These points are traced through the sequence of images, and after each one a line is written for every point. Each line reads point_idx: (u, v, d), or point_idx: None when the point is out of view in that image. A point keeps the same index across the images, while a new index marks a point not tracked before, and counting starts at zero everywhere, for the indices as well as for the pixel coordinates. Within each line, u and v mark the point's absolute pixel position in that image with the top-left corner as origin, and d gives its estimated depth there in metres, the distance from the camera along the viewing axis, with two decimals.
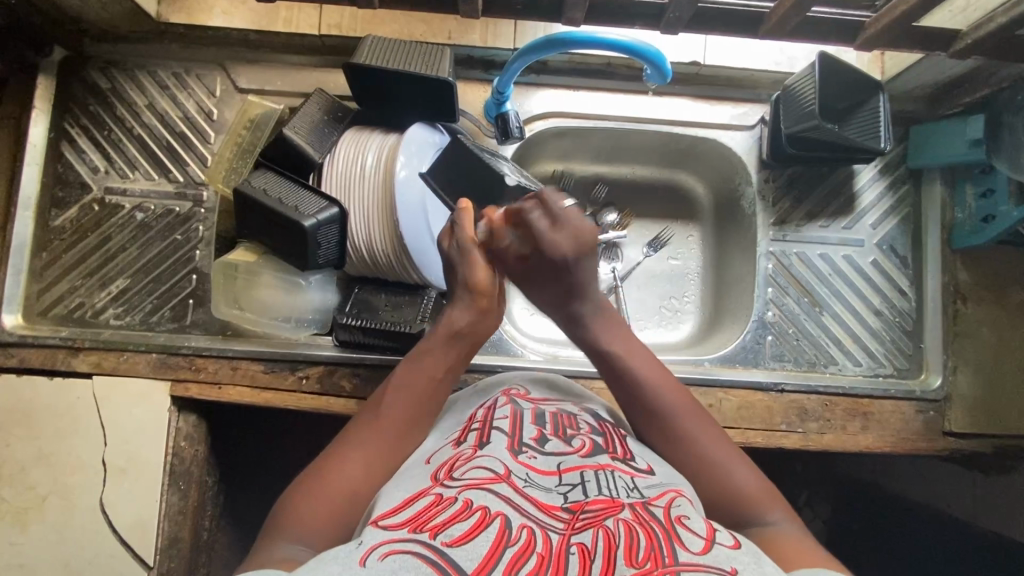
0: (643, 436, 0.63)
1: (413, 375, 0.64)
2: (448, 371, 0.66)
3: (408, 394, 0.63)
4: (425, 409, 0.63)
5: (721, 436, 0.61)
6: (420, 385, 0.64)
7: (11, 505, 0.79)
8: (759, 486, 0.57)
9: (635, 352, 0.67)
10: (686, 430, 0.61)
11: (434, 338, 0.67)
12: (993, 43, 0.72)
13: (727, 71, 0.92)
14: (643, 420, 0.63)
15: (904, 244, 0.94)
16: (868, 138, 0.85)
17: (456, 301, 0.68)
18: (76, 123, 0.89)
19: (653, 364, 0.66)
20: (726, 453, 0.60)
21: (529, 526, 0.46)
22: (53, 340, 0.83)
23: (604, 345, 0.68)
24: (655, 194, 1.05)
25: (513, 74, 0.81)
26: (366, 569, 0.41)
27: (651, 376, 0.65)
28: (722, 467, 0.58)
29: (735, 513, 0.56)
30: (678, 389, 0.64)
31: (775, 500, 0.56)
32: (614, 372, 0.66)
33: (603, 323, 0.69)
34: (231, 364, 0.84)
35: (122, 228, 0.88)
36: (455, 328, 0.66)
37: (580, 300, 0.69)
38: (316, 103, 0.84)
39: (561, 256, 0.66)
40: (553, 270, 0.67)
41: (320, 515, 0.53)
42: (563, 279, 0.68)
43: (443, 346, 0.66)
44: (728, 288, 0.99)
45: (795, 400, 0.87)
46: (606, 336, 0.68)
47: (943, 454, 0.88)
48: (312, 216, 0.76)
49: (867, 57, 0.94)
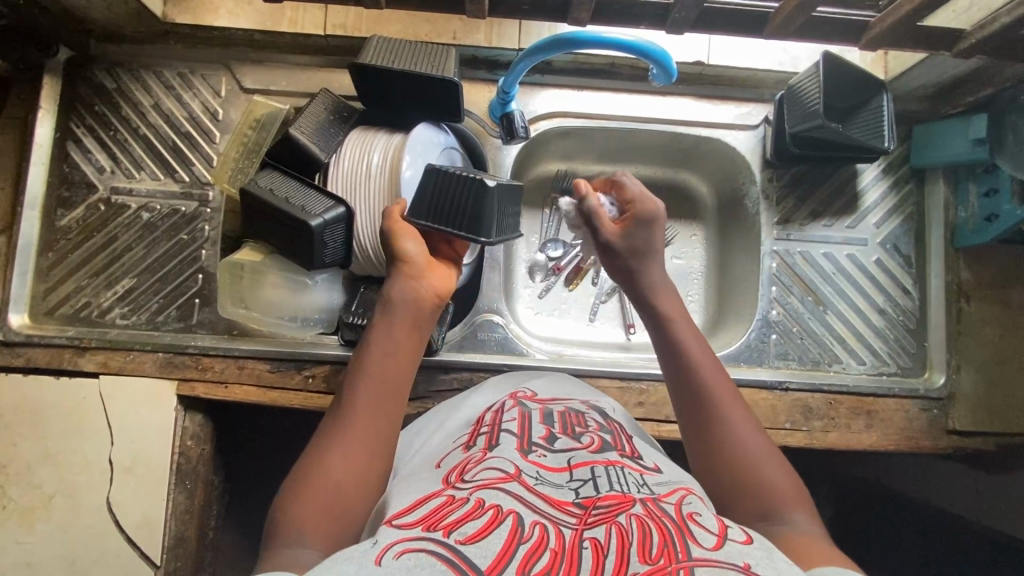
0: (684, 418, 0.63)
1: (372, 361, 0.62)
2: (405, 347, 0.64)
3: (371, 380, 0.61)
4: (395, 392, 0.62)
5: (760, 433, 0.60)
6: (384, 369, 0.62)
7: (18, 504, 0.79)
8: (789, 484, 0.56)
9: (687, 328, 0.67)
10: (723, 410, 0.61)
11: (381, 316, 0.65)
12: (998, 42, 0.73)
13: (731, 71, 0.93)
14: (684, 395, 0.63)
15: (908, 242, 0.94)
16: (873, 137, 0.86)
17: (394, 276, 0.67)
18: (81, 123, 0.89)
19: (704, 346, 0.66)
20: (758, 439, 0.59)
21: (541, 522, 0.47)
22: (59, 340, 0.84)
23: (664, 314, 0.68)
24: (658, 193, 1.05)
25: (519, 74, 0.81)
26: (382, 567, 0.41)
27: (701, 357, 0.65)
28: (753, 450, 0.58)
29: (760, 508, 0.55)
30: (721, 371, 0.64)
31: (801, 503, 0.55)
32: (666, 346, 0.66)
33: (665, 296, 0.70)
34: (237, 363, 0.85)
35: (128, 228, 0.88)
36: (393, 300, 0.65)
37: (652, 266, 0.72)
38: (322, 103, 0.84)
39: (652, 212, 0.73)
40: (644, 224, 0.72)
41: (316, 520, 0.53)
42: (648, 236, 0.72)
43: (386, 322, 0.64)
44: (732, 287, 0.99)
45: (799, 398, 0.88)
46: (667, 308, 0.69)
47: (946, 451, 0.89)
48: (318, 216, 0.76)
49: (870, 57, 0.94)
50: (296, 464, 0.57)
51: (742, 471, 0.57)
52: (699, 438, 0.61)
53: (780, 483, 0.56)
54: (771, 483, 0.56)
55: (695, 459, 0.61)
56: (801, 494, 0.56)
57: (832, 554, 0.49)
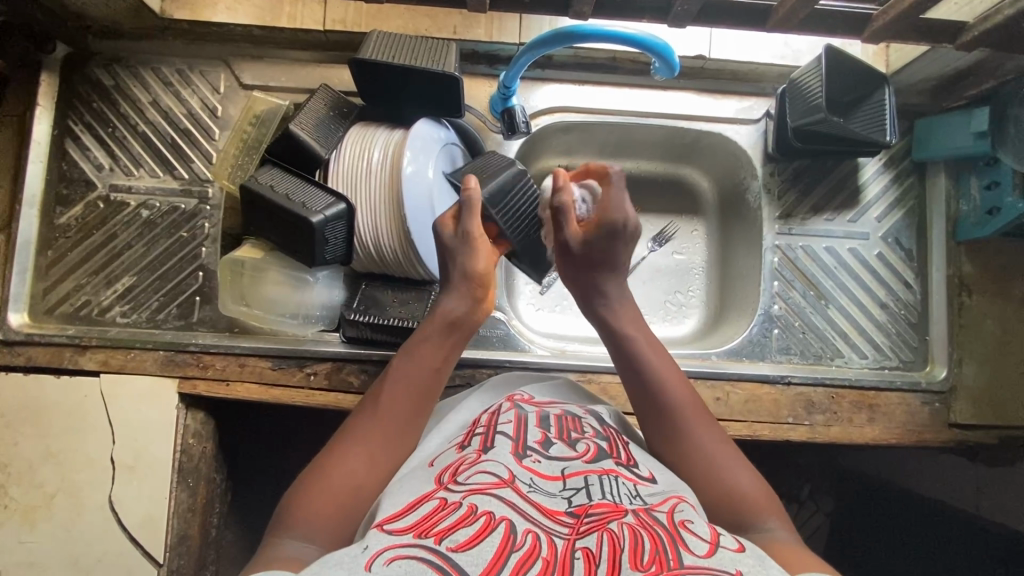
0: (647, 425, 0.64)
1: (411, 368, 0.64)
2: (445, 360, 0.66)
3: (408, 387, 0.63)
4: (423, 402, 0.64)
5: (723, 438, 0.62)
6: (421, 379, 0.64)
7: (21, 503, 0.79)
8: (759, 492, 0.57)
9: (650, 344, 0.68)
10: (689, 422, 0.62)
11: (429, 325, 0.67)
12: (1000, 35, 0.72)
13: (732, 65, 0.92)
14: (651, 408, 0.64)
15: (910, 237, 0.94)
16: (874, 130, 0.85)
17: (450, 288, 0.69)
18: (79, 120, 0.89)
19: (665, 355, 0.67)
20: (726, 449, 0.60)
21: (533, 531, 0.47)
22: (60, 338, 0.83)
23: (621, 330, 0.69)
24: (660, 188, 1.05)
25: (520, 68, 0.81)
26: (372, 573, 0.41)
27: (664, 365, 0.66)
28: (722, 461, 0.59)
29: (733, 515, 0.56)
30: (686, 384, 0.65)
31: (773, 509, 0.56)
32: (626, 355, 0.67)
33: (624, 312, 0.70)
34: (239, 361, 0.84)
35: (128, 226, 0.88)
36: (451, 317, 0.67)
37: (612, 279, 0.71)
38: (322, 99, 0.84)
39: (624, 221, 0.70)
40: (607, 237, 0.70)
41: (319, 521, 0.53)
42: (611, 249, 0.70)
43: (439, 335, 0.67)
44: (733, 281, 0.99)
45: (802, 392, 0.88)
46: (623, 319, 0.70)
47: (948, 445, 0.89)
48: (319, 212, 0.76)
49: (872, 50, 0.93)
50: (316, 456, 0.58)
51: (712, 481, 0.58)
52: (670, 450, 0.61)
53: (755, 492, 0.57)
54: (743, 491, 0.57)
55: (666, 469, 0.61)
56: (776, 505, 0.57)
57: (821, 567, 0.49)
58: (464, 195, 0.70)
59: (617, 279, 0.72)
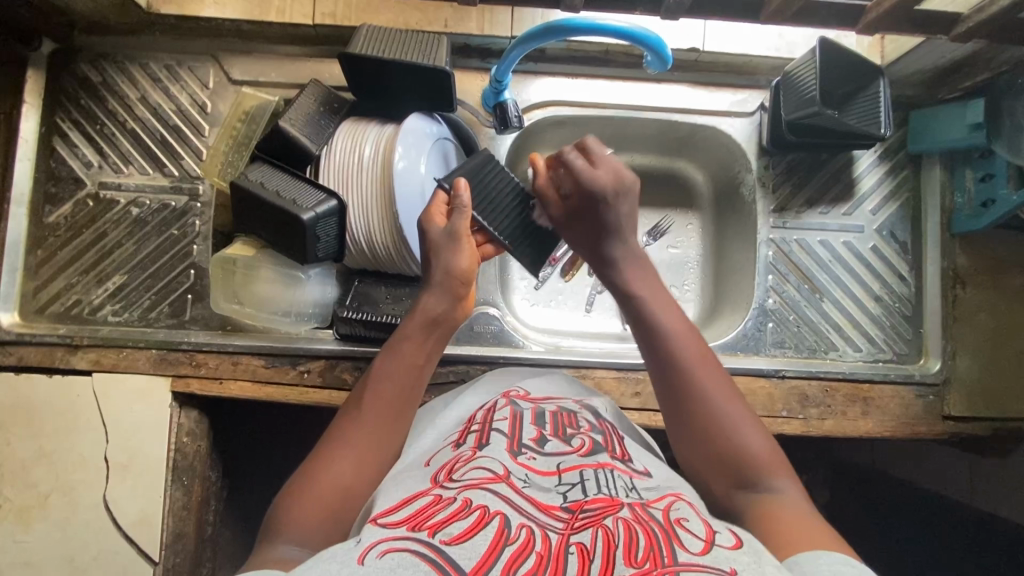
0: (664, 397, 0.61)
1: (394, 367, 0.64)
2: (427, 358, 0.66)
3: (390, 385, 0.63)
4: (409, 400, 0.63)
5: (739, 401, 0.60)
6: (404, 377, 0.63)
7: (14, 504, 0.79)
8: (769, 457, 0.56)
9: (661, 301, 0.66)
10: (705, 390, 0.59)
11: (410, 326, 0.66)
12: (997, 25, 0.71)
13: (726, 57, 0.91)
14: (655, 359, 0.63)
15: (905, 229, 0.94)
16: (869, 122, 0.85)
17: (431, 286, 0.68)
18: (67, 117, 0.88)
19: (680, 318, 0.65)
20: (738, 412, 0.58)
21: (528, 525, 0.46)
22: (50, 338, 0.82)
23: (631, 290, 0.67)
24: (656, 182, 1.04)
25: (512, 62, 0.80)
26: (365, 566, 0.41)
27: (679, 329, 0.63)
28: (727, 419, 0.58)
29: (735, 477, 0.56)
30: (697, 340, 0.63)
31: (778, 470, 0.56)
32: (640, 318, 0.65)
33: (633, 270, 0.68)
34: (232, 359, 0.84)
35: (118, 224, 0.87)
36: (432, 316, 0.67)
37: (612, 241, 0.69)
38: (312, 95, 0.82)
39: (600, 187, 0.69)
40: (588, 206, 0.70)
41: (310, 524, 0.53)
42: (594, 215, 0.70)
43: (419, 333, 0.66)
44: (728, 275, 0.99)
45: (796, 386, 0.87)
46: (634, 281, 0.68)
47: (942, 437, 0.89)
48: (310, 209, 0.76)
49: (867, 41, 0.93)
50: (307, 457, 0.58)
51: (704, 426, 0.58)
52: (667, 394, 0.61)
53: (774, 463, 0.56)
54: (741, 450, 0.56)
55: (665, 418, 0.61)
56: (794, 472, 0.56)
57: (841, 540, 0.49)
58: (455, 202, 0.72)
59: (624, 241, 0.70)
